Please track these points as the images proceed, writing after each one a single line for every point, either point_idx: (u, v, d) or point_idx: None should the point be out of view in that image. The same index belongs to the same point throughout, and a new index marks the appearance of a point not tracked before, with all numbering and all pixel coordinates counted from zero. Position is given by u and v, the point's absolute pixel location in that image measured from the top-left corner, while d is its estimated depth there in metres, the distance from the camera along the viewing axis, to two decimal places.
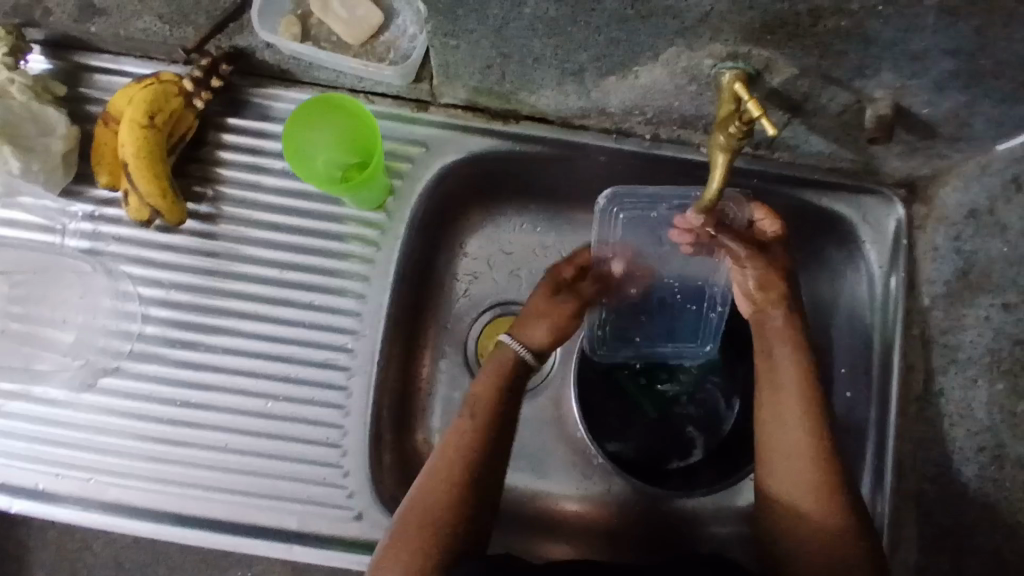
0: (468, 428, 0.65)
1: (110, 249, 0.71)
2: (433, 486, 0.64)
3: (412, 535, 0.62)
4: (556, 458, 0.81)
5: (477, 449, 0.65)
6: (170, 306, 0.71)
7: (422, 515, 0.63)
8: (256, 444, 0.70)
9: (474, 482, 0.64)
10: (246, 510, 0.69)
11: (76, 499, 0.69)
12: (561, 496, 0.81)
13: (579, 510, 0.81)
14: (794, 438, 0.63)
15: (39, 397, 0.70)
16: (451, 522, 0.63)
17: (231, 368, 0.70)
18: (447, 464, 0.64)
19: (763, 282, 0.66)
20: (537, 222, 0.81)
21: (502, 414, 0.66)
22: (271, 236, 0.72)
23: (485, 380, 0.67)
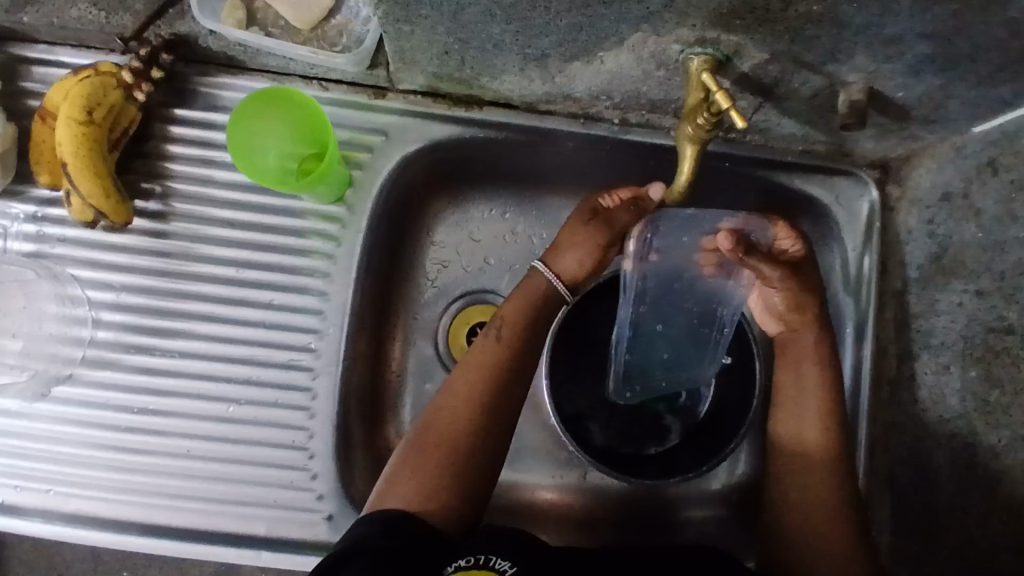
0: (493, 351, 0.67)
1: (57, 252, 0.68)
2: (455, 405, 0.65)
3: (427, 452, 0.63)
4: (530, 448, 0.80)
5: (501, 374, 0.66)
6: (124, 309, 0.68)
7: (439, 433, 0.64)
8: (222, 449, 0.68)
9: (494, 411, 0.65)
10: (213, 516, 0.67)
11: (34, 511, 0.67)
12: (536, 486, 0.80)
13: (555, 499, 0.80)
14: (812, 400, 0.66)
15: None
16: (470, 444, 0.63)
17: (192, 372, 0.68)
18: (470, 389, 0.65)
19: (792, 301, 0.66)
20: (506, 209, 0.78)
21: (529, 337, 0.68)
22: (226, 233, 0.70)
23: (513, 305, 0.68)
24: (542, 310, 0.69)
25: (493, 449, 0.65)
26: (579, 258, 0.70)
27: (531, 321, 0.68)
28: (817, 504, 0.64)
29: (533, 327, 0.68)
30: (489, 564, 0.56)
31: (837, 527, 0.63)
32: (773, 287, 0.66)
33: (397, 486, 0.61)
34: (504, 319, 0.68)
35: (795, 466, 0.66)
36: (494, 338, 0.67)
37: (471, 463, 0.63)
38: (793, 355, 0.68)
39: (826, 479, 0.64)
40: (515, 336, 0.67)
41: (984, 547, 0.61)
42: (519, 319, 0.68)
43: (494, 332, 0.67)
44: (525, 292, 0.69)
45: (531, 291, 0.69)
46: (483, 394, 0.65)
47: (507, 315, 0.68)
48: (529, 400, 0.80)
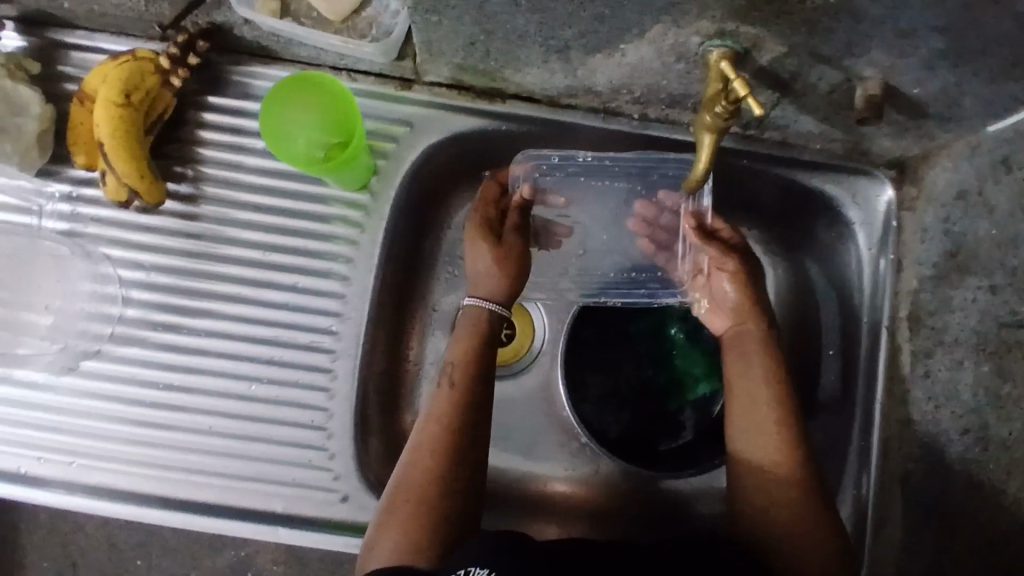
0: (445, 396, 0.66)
1: (89, 231, 0.70)
2: (419, 459, 0.63)
3: (404, 507, 0.62)
4: (541, 433, 0.81)
5: (460, 416, 0.65)
6: (152, 288, 0.70)
7: (413, 487, 0.63)
8: (242, 427, 0.70)
9: (460, 450, 0.64)
10: (233, 492, 0.69)
11: (58, 482, 0.69)
12: (549, 477, 0.80)
13: (567, 491, 0.80)
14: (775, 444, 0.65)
15: (21, 381, 0.70)
16: (443, 493, 0.63)
17: (216, 351, 0.70)
18: (432, 437, 0.64)
19: (739, 293, 0.71)
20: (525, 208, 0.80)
21: (479, 378, 0.67)
22: (253, 216, 0.72)
23: (458, 343, 0.69)
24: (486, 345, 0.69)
25: (463, 490, 0.64)
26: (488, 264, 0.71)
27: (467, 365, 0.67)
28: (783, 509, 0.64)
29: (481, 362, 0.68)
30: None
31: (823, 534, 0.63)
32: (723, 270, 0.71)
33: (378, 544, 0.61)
34: (455, 363, 0.68)
35: (775, 515, 0.64)
36: (449, 384, 0.67)
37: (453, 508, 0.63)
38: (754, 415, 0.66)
39: (794, 493, 0.63)
40: (469, 380, 0.67)
41: (997, 538, 0.62)
42: (467, 354, 0.68)
43: (447, 378, 0.67)
44: (468, 324, 0.70)
45: (472, 328, 0.69)
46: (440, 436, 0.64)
47: (453, 354, 0.68)
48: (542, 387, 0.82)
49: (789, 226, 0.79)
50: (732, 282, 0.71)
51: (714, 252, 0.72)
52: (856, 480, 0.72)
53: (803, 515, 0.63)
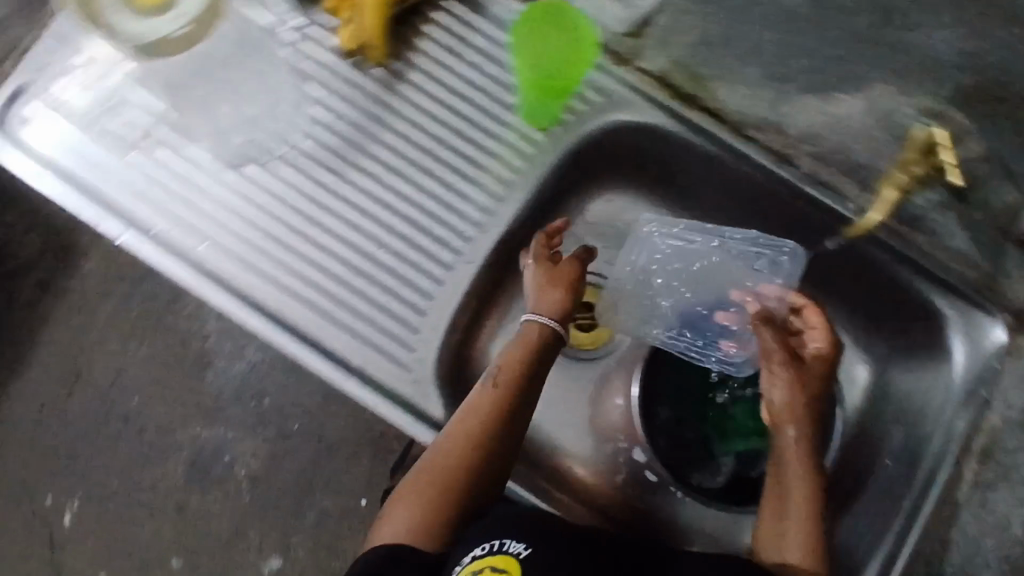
0: (493, 397, 0.69)
1: (304, 63, 0.78)
2: (449, 445, 0.68)
3: (426, 485, 0.67)
4: (577, 418, 0.87)
5: (496, 415, 0.68)
6: (331, 132, 0.77)
7: (435, 472, 0.67)
8: (354, 280, 0.74)
9: (490, 453, 0.68)
10: (325, 330, 0.72)
11: (176, 254, 0.71)
12: (573, 461, 0.87)
13: (585, 476, 0.87)
14: (790, 445, 0.68)
15: (185, 157, 0.75)
16: (466, 482, 0.67)
17: (359, 208, 0.76)
18: (467, 425, 0.68)
19: (794, 390, 0.71)
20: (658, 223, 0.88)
21: (524, 393, 0.70)
22: (442, 112, 0.78)
23: (512, 354, 0.71)
24: (544, 354, 0.72)
25: (491, 487, 0.69)
26: (554, 296, 0.75)
27: (529, 368, 0.71)
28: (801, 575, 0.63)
29: (532, 374, 0.71)
30: (504, 550, 0.62)
31: None
32: (778, 373, 0.72)
33: (395, 511, 0.67)
34: (503, 368, 0.71)
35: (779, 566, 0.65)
36: (492, 385, 0.70)
37: (470, 494, 0.68)
38: (778, 483, 0.68)
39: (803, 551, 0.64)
40: (512, 385, 0.70)
41: None
42: (520, 369, 0.70)
43: (492, 379, 0.70)
44: (527, 343, 0.72)
45: (528, 338, 0.72)
46: (471, 443, 0.67)
47: (506, 359, 0.71)
48: (592, 378, 0.88)
49: (892, 333, 0.84)
50: (786, 389, 0.71)
51: (772, 343, 0.74)
52: None
53: None
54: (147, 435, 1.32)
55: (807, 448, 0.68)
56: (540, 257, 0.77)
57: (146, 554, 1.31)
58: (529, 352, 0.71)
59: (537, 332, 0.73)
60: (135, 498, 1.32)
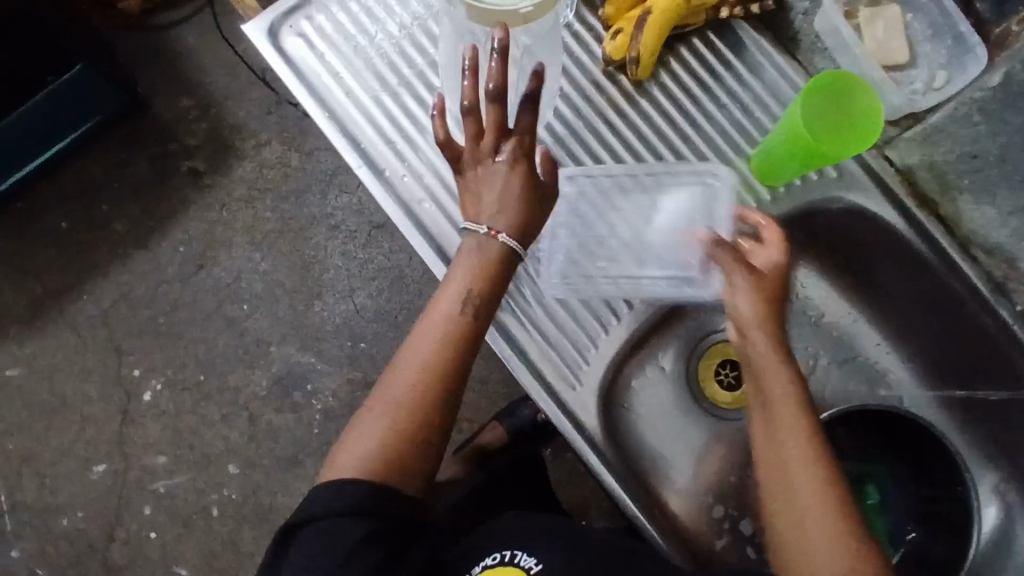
0: (455, 323, 0.62)
1: (562, 58, 0.81)
2: (405, 371, 0.61)
3: (383, 425, 0.60)
4: (698, 473, 0.84)
5: (457, 342, 0.61)
6: (568, 131, 0.80)
7: (397, 413, 0.60)
8: (550, 277, 0.77)
9: (445, 384, 0.61)
10: (512, 316, 0.76)
11: (397, 198, 0.73)
12: (680, 511, 0.83)
13: (685, 525, 0.83)
14: (801, 443, 0.58)
15: (424, 102, 0.75)
16: (424, 422, 0.60)
17: (572, 209, 0.78)
18: (422, 349, 0.61)
19: (767, 315, 0.62)
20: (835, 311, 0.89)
21: (473, 314, 0.62)
22: (676, 139, 0.80)
23: (467, 268, 0.63)
24: (506, 274, 0.64)
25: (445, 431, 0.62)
26: (514, 206, 0.62)
27: (496, 287, 0.63)
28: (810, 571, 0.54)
29: (494, 292, 0.63)
30: (516, 562, 0.61)
31: None
32: (756, 291, 0.63)
33: (345, 451, 0.60)
34: (475, 289, 0.62)
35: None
36: (461, 312, 0.62)
37: (426, 440, 0.61)
38: (778, 467, 0.58)
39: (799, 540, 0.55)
40: (483, 315, 0.63)
41: None
42: (482, 282, 0.62)
43: (465, 303, 0.62)
44: (479, 274, 0.62)
45: (488, 256, 0.63)
46: (425, 382, 0.61)
47: (463, 265, 0.63)
48: (724, 439, 0.86)
49: None
50: (755, 304, 0.62)
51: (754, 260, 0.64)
52: None
53: None
54: (244, 339, 1.35)
55: (814, 431, 0.59)
56: (464, 103, 0.62)
57: (203, 453, 1.33)
58: (484, 278, 0.62)
59: (498, 251, 0.62)
60: (213, 397, 1.34)
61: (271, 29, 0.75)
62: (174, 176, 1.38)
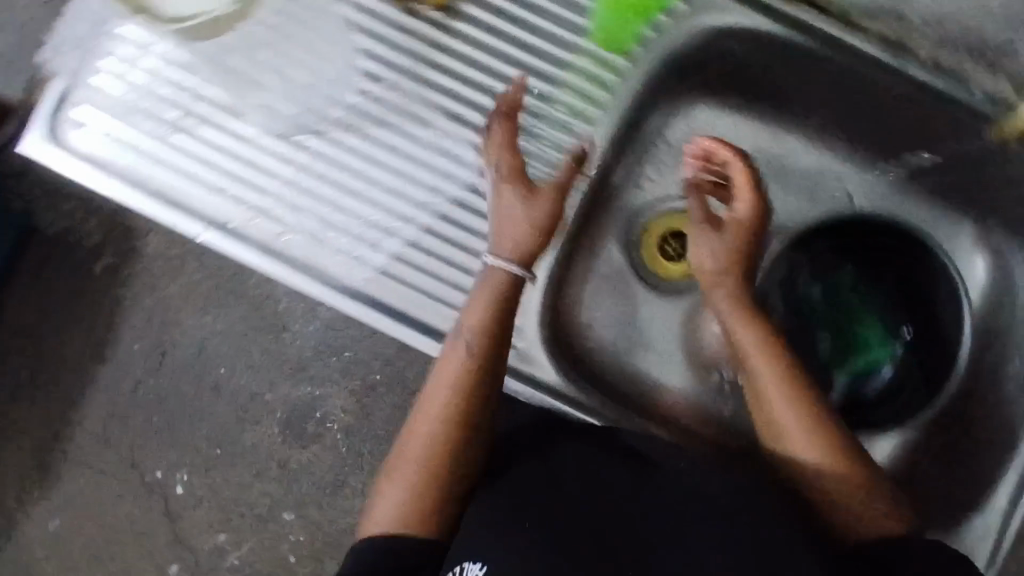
0: (466, 359, 0.61)
1: (350, 14, 0.70)
2: (424, 416, 0.60)
3: (421, 473, 0.58)
4: (677, 353, 0.84)
5: (477, 381, 0.60)
6: (390, 88, 0.70)
7: (414, 463, 0.59)
8: (438, 246, 0.69)
9: (476, 421, 0.60)
10: (425, 307, 0.68)
11: (259, 246, 0.67)
12: (671, 396, 0.83)
13: (680, 406, 0.83)
14: (765, 363, 0.63)
15: (234, 134, 0.68)
16: (454, 471, 0.59)
17: (427, 164, 0.70)
18: (439, 392, 0.60)
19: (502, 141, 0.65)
20: (746, 133, 0.83)
21: (490, 342, 0.61)
22: (505, 47, 0.72)
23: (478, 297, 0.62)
24: (511, 295, 0.62)
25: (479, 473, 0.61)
26: (522, 238, 0.62)
27: (500, 312, 0.62)
28: (795, 455, 0.59)
29: (500, 323, 0.62)
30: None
31: (846, 469, 0.58)
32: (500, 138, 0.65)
33: (382, 508, 0.58)
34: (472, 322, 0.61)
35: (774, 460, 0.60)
36: (465, 346, 0.61)
37: (460, 491, 0.59)
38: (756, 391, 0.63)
39: (789, 433, 0.60)
40: (486, 342, 0.61)
41: None
42: (488, 322, 0.61)
43: (473, 334, 0.61)
44: (505, 233, 0.62)
45: (495, 285, 0.62)
46: (457, 411, 0.59)
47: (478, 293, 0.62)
48: (685, 307, 0.85)
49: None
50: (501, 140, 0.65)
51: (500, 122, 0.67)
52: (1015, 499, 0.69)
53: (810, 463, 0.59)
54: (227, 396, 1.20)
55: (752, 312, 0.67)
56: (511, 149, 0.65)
57: (245, 505, 1.20)
58: (500, 297, 0.62)
59: (503, 275, 0.62)
60: (226, 480, 1.20)
61: (51, 133, 0.65)
62: (108, 296, 1.21)
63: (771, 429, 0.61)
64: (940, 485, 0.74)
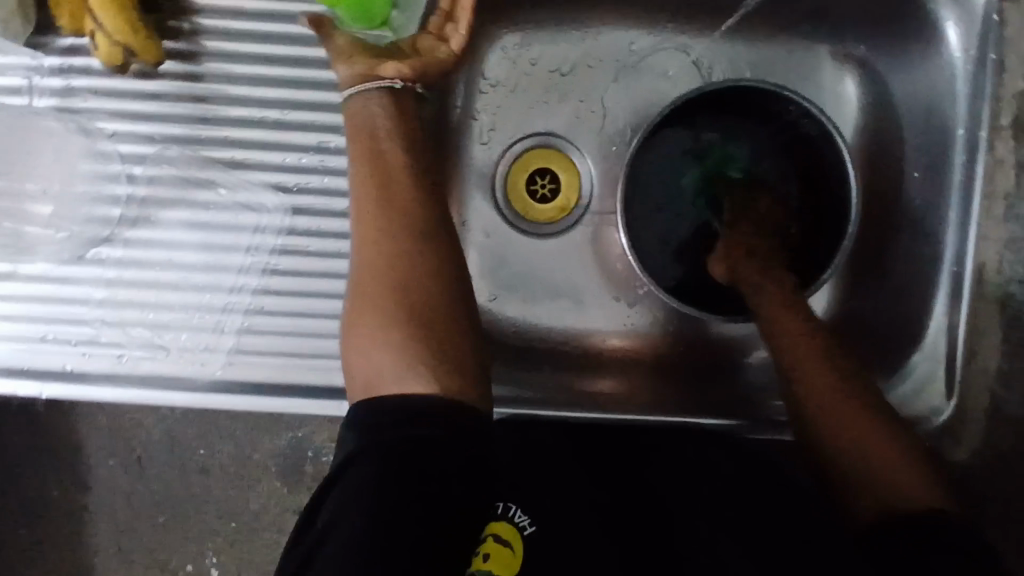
0: (390, 157, 0.58)
1: (87, 105, 0.63)
2: (367, 253, 0.55)
3: (381, 298, 0.54)
4: (591, 295, 0.78)
5: (404, 184, 0.57)
6: (165, 164, 0.64)
7: (385, 296, 0.54)
8: (284, 303, 0.64)
9: (421, 234, 0.55)
10: (292, 369, 0.64)
11: (103, 377, 0.63)
12: (608, 338, 0.77)
13: (621, 345, 0.77)
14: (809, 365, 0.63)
15: (25, 277, 0.63)
16: (432, 288, 0.54)
17: (238, 224, 0.64)
18: (371, 214, 0.56)
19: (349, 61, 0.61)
20: (571, 45, 0.76)
21: (400, 157, 0.58)
22: (263, 71, 0.64)
23: (361, 145, 0.58)
24: (409, 122, 0.60)
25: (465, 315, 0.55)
26: (395, 149, 0.59)
27: (398, 124, 0.59)
28: (866, 446, 0.59)
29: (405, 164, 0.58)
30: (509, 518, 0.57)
31: (880, 434, 0.59)
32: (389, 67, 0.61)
33: (366, 373, 0.53)
34: (379, 157, 0.58)
35: (868, 454, 0.58)
36: (382, 149, 0.58)
37: (437, 295, 0.54)
38: (818, 391, 0.62)
39: (862, 420, 0.60)
40: (405, 142, 0.59)
41: None
42: (379, 131, 0.59)
43: (383, 153, 0.58)
44: (355, 141, 0.59)
45: (366, 116, 0.59)
46: (404, 276, 0.54)
47: (356, 142, 0.58)
48: (583, 243, 0.78)
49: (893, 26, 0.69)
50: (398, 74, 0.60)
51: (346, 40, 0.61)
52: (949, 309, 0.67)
53: (893, 448, 0.58)
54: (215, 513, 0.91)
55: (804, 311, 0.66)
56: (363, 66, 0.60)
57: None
58: (380, 124, 0.59)
59: (379, 96, 0.60)
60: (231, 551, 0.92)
61: None
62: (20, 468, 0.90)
63: (795, 399, 0.63)
64: (880, 322, 0.72)
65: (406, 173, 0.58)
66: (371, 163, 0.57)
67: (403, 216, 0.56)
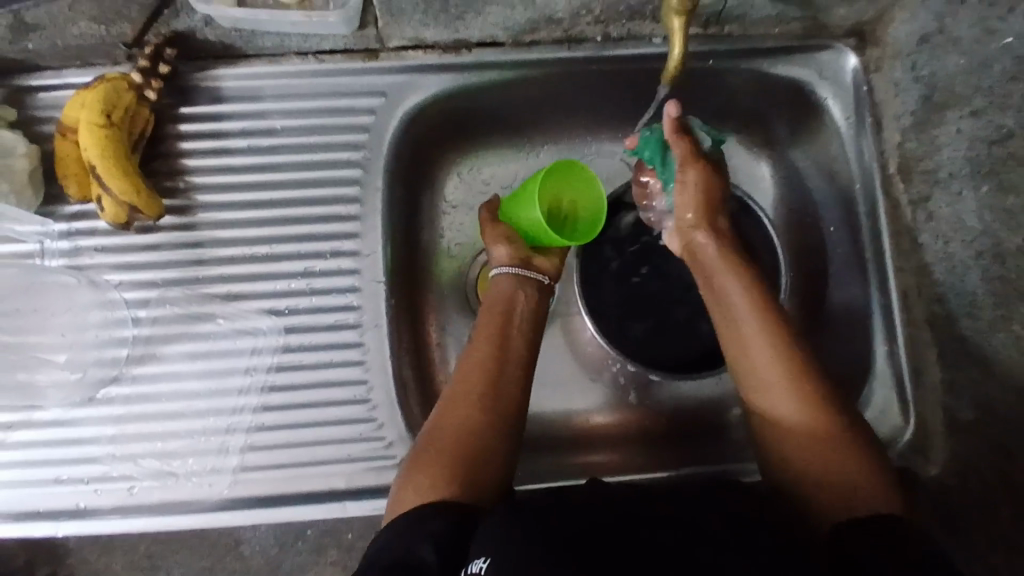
0: (500, 318, 0.67)
1: (94, 261, 0.70)
2: (459, 401, 0.62)
3: (450, 439, 0.59)
4: (570, 379, 0.83)
5: (514, 351, 0.65)
6: (165, 303, 0.71)
7: (452, 438, 0.59)
8: (286, 416, 0.70)
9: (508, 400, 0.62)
10: (296, 479, 0.68)
11: (115, 509, 0.67)
12: (591, 416, 0.82)
13: (606, 421, 0.82)
14: (766, 360, 0.61)
15: (41, 422, 0.68)
16: (502, 446, 0.60)
17: (238, 349, 0.70)
18: (480, 360, 0.64)
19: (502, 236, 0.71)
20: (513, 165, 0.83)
21: (523, 327, 0.68)
22: (253, 213, 0.72)
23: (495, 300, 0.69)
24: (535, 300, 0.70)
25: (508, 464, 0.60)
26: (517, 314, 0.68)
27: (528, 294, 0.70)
28: (834, 473, 0.57)
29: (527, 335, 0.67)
30: None
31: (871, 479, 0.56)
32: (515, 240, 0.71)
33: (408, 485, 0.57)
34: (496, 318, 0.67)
35: (827, 487, 0.57)
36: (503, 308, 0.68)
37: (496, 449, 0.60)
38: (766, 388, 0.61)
39: (826, 448, 0.58)
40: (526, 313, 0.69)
41: (996, 366, 0.63)
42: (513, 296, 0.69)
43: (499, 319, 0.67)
44: (494, 309, 0.68)
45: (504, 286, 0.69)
46: (483, 420, 0.60)
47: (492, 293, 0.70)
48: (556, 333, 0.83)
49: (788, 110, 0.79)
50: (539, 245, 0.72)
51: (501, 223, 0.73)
52: (886, 339, 0.74)
53: (867, 489, 0.56)
54: None
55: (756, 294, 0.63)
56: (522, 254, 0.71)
57: None
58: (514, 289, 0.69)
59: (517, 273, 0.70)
60: None
61: None
62: None
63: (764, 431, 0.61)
64: (830, 361, 0.79)
65: (522, 337, 0.66)
66: (500, 323, 0.67)
67: (502, 367, 0.63)
